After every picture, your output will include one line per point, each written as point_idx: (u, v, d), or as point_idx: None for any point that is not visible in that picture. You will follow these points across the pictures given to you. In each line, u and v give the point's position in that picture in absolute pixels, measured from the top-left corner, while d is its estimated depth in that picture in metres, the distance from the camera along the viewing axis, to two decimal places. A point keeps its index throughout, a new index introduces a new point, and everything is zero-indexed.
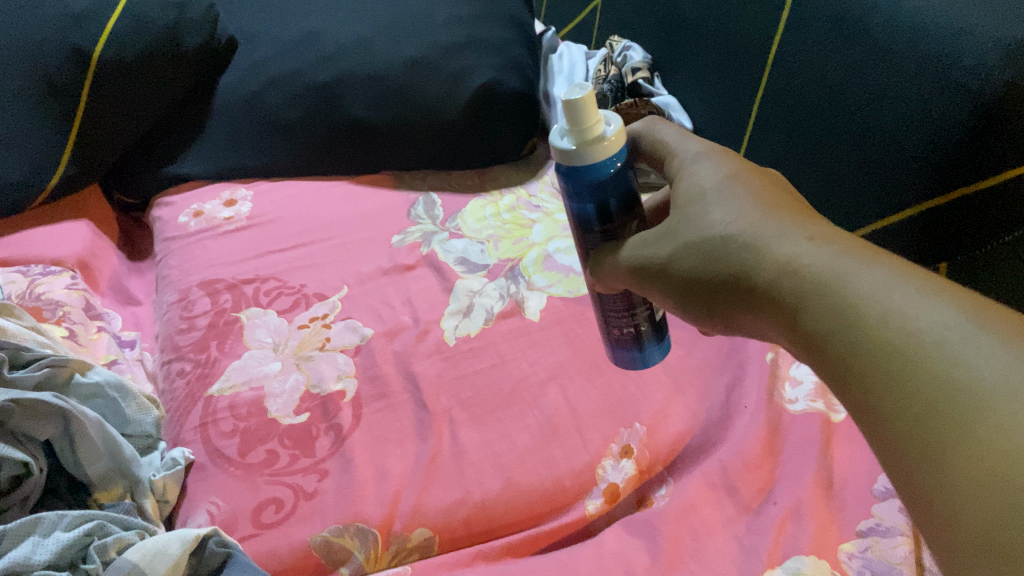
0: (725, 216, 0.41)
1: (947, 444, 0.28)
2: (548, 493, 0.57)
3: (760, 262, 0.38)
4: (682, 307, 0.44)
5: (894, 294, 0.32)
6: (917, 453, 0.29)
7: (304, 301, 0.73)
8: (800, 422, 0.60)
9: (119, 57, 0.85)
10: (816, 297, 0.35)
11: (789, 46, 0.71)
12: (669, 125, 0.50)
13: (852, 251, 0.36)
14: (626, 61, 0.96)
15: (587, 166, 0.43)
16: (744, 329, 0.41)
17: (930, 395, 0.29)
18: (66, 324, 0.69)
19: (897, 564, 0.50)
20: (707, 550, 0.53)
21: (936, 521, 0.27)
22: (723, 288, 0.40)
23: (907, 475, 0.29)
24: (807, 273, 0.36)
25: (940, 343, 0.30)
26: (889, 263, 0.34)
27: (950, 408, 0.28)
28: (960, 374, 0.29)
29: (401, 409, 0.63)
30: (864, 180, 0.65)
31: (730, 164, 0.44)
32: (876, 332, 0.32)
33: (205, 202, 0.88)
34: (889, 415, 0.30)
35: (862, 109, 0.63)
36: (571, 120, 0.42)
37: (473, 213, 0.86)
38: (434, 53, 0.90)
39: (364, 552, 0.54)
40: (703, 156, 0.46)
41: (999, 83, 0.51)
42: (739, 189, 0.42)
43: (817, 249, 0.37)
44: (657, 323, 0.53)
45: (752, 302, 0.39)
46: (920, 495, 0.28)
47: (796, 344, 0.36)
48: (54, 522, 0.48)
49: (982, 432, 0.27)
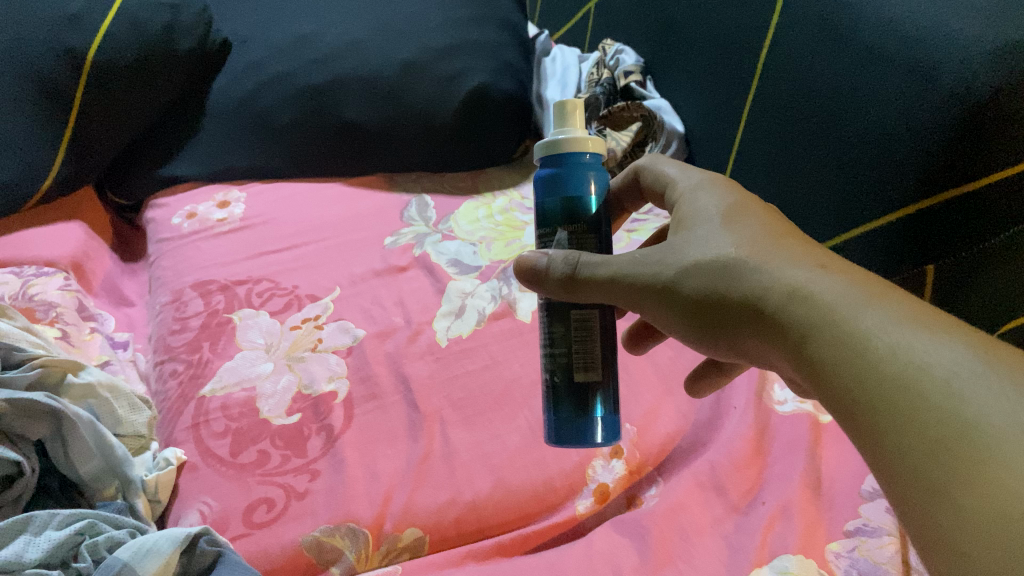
0: (730, 240, 0.43)
1: (958, 481, 0.29)
2: (539, 493, 0.58)
3: (771, 286, 0.40)
4: (683, 328, 0.44)
5: (903, 330, 0.35)
6: (927, 489, 0.30)
7: (296, 301, 0.74)
8: (788, 423, 0.61)
9: (114, 60, 0.85)
10: (824, 327, 0.37)
11: (779, 51, 0.72)
12: (671, 160, 0.53)
13: (859, 284, 0.38)
14: (619, 64, 0.97)
15: (568, 159, 0.48)
16: (749, 354, 0.42)
17: (938, 431, 0.31)
18: (59, 324, 0.70)
19: (883, 563, 0.50)
20: (696, 549, 0.53)
21: (943, 553, 0.29)
22: (726, 312, 0.41)
23: (915, 506, 0.31)
24: (817, 301, 0.38)
25: (948, 379, 0.32)
26: (895, 299, 0.37)
27: (960, 446, 0.30)
28: (970, 411, 0.31)
29: (392, 409, 0.63)
30: (850, 186, 0.65)
31: (735, 191, 0.47)
32: (884, 365, 0.34)
33: (199, 204, 0.88)
34: (896, 449, 0.32)
35: (850, 115, 0.64)
36: (561, 118, 0.48)
37: (465, 215, 0.87)
38: (427, 56, 0.92)
39: (355, 552, 0.54)
40: (704, 184, 0.49)
41: (986, 87, 0.52)
42: (745, 217, 0.44)
43: (825, 278, 0.39)
44: (575, 386, 0.48)
45: (759, 328, 0.40)
46: (929, 532, 0.30)
47: (800, 370, 0.38)
48: (45, 521, 0.48)
49: (990, 471, 0.29)
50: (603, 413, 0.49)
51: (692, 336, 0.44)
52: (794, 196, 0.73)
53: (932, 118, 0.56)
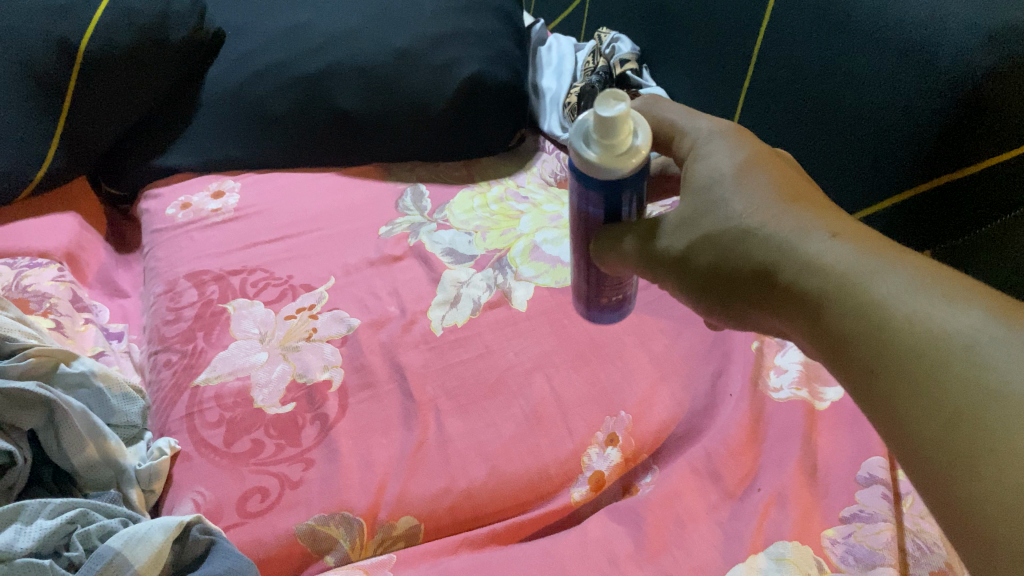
0: (742, 205, 0.42)
1: (978, 451, 0.29)
2: (533, 481, 0.58)
3: (785, 257, 0.39)
4: (699, 298, 0.44)
5: (921, 298, 0.34)
6: (951, 461, 0.30)
7: (291, 291, 0.73)
8: (783, 410, 0.61)
9: (107, 49, 0.85)
10: (839, 298, 0.36)
11: (773, 37, 0.71)
12: (670, 103, 0.50)
13: (874, 251, 0.37)
14: (615, 53, 0.96)
15: (603, 180, 0.42)
16: (766, 325, 0.42)
17: (960, 402, 0.30)
18: (53, 315, 0.69)
19: (879, 549, 0.50)
20: (691, 537, 0.53)
21: (967, 522, 0.29)
22: (742, 285, 0.41)
23: (935, 480, 0.31)
24: (830, 271, 0.37)
25: (969, 346, 0.31)
26: (912, 264, 0.36)
27: (983, 415, 0.30)
28: (993, 379, 0.30)
29: (386, 399, 0.63)
30: (853, 166, 0.66)
31: (747, 145, 0.45)
32: (901, 335, 0.33)
33: (192, 194, 0.88)
34: (916, 420, 0.32)
35: (845, 97, 0.64)
36: (598, 130, 0.40)
37: (461, 205, 0.86)
38: (420, 44, 0.91)
39: (349, 540, 0.54)
40: (717, 134, 0.46)
41: (983, 71, 0.53)
42: (758, 177, 0.43)
43: (839, 247, 0.38)
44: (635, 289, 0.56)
45: (776, 299, 0.40)
46: (952, 502, 0.30)
47: (816, 341, 0.38)
48: (36, 510, 0.48)
49: (1013, 442, 0.28)
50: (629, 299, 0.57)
51: (706, 307, 0.44)
52: None
53: (932, 101, 0.56)
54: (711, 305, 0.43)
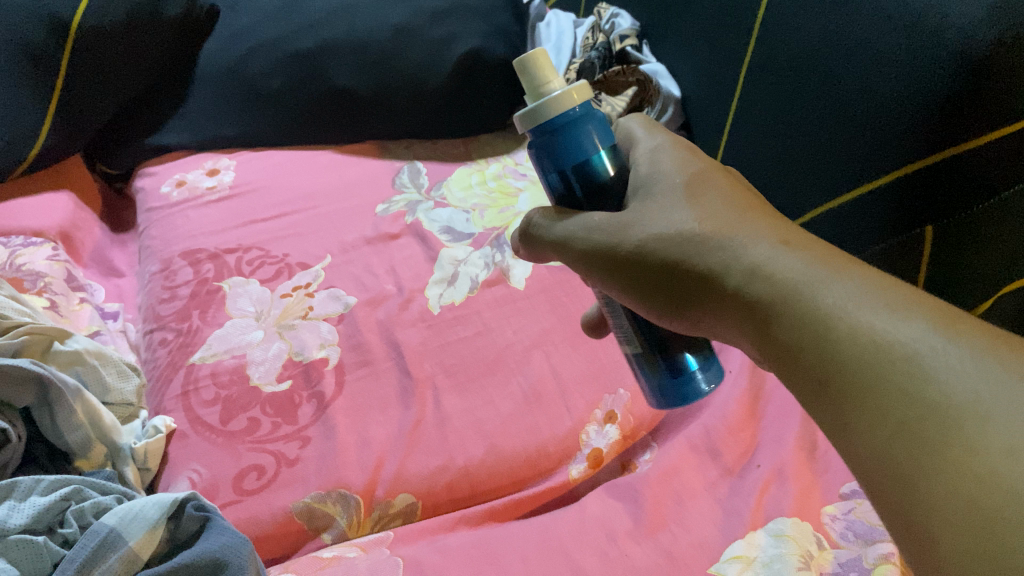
0: (692, 215, 0.40)
1: (921, 463, 0.27)
2: (532, 458, 0.57)
3: (731, 263, 0.37)
4: (644, 305, 0.42)
5: (865, 307, 0.32)
6: (898, 476, 0.28)
7: (287, 270, 0.73)
8: (782, 388, 0.60)
9: (100, 26, 0.84)
10: (787, 307, 0.34)
11: (773, 19, 0.70)
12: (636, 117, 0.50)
13: (821, 259, 0.35)
14: (614, 28, 0.95)
15: (554, 120, 0.41)
16: (711, 331, 0.40)
17: (903, 417, 0.28)
18: (47, 294, 0.69)
19: (880, 525, 0.50)
20: (689, 513, 0.52)
21: (914, 541, 0.27)
22: (688, 289, 0.39)
23: (885, 496, 0.28)
24: (778, 279, 0.35)
25: (911, 358, 0.29)
26: (860, 272, 0.34)
27: (927, 429, 0.28)
28: (934, 395, 0.28)
29: (384, 376, 0.63)
30: (847, 145, 0.62)
31: (699, 160, 0.44)
32: (846, 345, 0.31)
33: (188, 172, 0.87)
34: (862, 434, 0.29)
35: (847, 73, 0.61)
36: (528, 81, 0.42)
37: (458, 182, 0.85)
38: (417, 20, 0.90)
39: (346, 518, 0.54)
40: (665, 147, 0.45)
41: (987, 42, 0.50)
42: (707, 191, 0.41)
43: (787, 255, 0.36)
44: (642, 354, 0.45)
45: (720, 303, 0.38)
46: (902, 523, 0.28)
47: (764, 350, 0.35)
48: (30, 487, 0.48)
49: (959, 456, 0.27)
50: (665, 378, 0.45)
51: (649, 312, 0.42)
52: (796, 158, 0.69)
53: (931, 74, 0.53)
54: (657, 311, 0.41)
